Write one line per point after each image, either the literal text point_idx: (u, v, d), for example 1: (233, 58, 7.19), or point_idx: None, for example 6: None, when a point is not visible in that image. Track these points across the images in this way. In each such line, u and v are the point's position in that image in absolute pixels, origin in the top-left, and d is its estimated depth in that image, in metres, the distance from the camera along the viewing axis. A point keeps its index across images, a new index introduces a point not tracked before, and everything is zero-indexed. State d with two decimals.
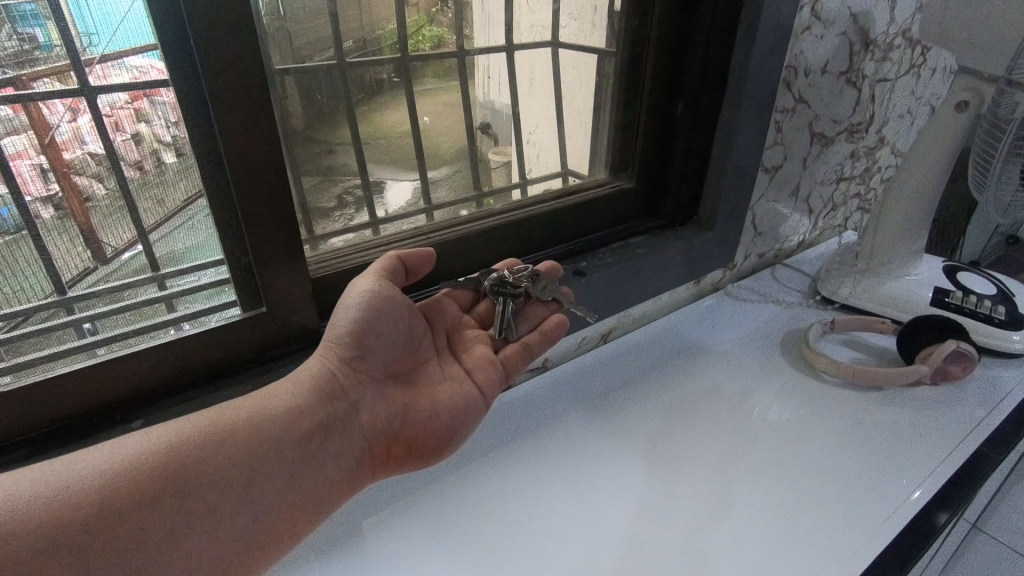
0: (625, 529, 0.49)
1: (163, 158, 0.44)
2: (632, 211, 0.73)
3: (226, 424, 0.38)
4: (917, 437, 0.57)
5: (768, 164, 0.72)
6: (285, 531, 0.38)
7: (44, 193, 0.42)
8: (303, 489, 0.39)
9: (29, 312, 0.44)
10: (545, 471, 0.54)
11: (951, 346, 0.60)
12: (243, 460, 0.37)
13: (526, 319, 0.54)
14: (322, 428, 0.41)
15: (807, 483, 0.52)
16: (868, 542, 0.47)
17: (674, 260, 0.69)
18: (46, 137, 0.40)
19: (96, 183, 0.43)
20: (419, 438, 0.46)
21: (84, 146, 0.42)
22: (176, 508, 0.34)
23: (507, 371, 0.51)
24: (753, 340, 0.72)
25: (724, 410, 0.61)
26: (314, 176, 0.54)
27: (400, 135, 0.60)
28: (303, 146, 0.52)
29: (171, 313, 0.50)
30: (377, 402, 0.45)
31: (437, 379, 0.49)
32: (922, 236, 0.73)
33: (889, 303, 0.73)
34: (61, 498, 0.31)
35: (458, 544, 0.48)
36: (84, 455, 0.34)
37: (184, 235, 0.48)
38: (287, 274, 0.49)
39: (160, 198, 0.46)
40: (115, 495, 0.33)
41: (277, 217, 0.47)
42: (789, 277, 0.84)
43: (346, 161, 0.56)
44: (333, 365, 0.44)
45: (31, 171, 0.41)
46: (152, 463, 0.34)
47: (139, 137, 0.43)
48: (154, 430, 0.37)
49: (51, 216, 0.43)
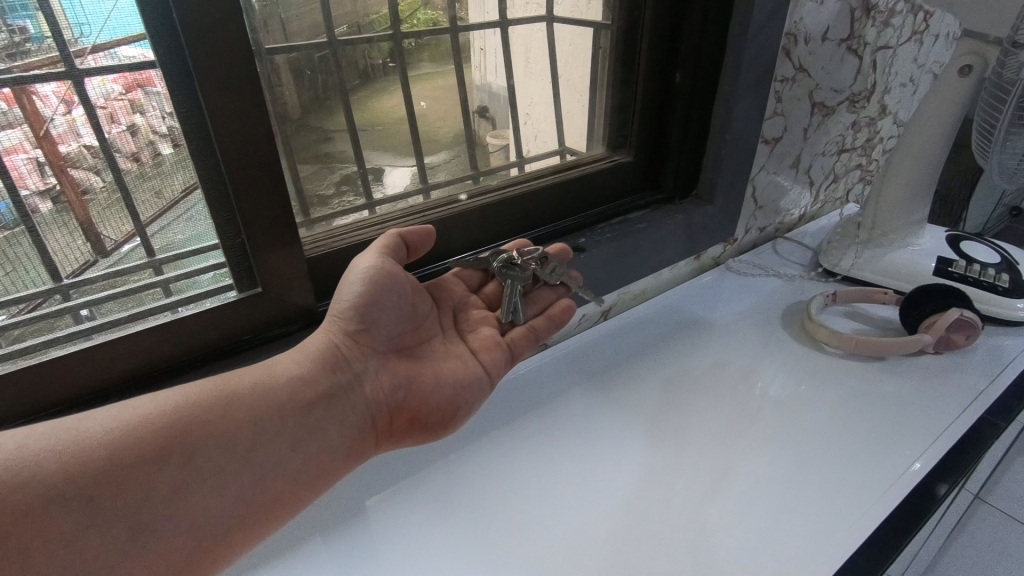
0: (625, 502, 0.49)
1: (160, 149, 0.44)
2: (631, 188, 0.72)
3: (232, 390, 0.38)
4: (918, 407, 0.57)
5: (768, 136, 0.71)
6: (288, 496, 0.38)
7: (41, 186, 0.41)
8: (306, 456, 0.39)
9: (36, 297, 0.44)
10: (544, 448, 0.54)
11: (955, 314, 0.59)
12: (245, 425, 0.37)
13: (533, 302, 0.54)
14: (324, 398, 0.41)
15: (806, 449, 0.53)
16: (870, 508, 0.47)
17: (674, 236, 0.68)
18: (41, 130, 0.40)
19: (94, 175, 0.43)
20: (421, 409, 0.45)
21: (80, 139, 0.42)
22: (179, 469, 0.34)
23: (513, 353, 0.51)
24: (755, 314, 0.71)
25: (727, 387, 0.61)
26: (313, 163, 0.54)
27: (396, 120, 0.58)
28: (301, 134, 0.52)
29: (168, 297, 0.49)
30: (380, 373, 0.45)
31: (440, 356, 0.49)
32: (923, 207, 0.72)
33: (892, 274, 0.73)
34: (71, 452, 0.32)
35: (459, 521, 0.48)
36: (95, 414, 0.34)
37: (184, 225, 0.47)
38: (284, 256, 0.49)
39: (158, 188, 0.45)
40: (123, 452, 0.33)
41: (271, 198, 0.46)
42: (790, 250, 0.83)
43: (344, 148, 0.55)
44: (338, 338, 0.44)
45: (27, 164, 0.40)
46: (159, 424, 0.35)
47: (134, 129, 0.43)
48: (161, 393, 0.37)
49: (49, 210, 0.42)
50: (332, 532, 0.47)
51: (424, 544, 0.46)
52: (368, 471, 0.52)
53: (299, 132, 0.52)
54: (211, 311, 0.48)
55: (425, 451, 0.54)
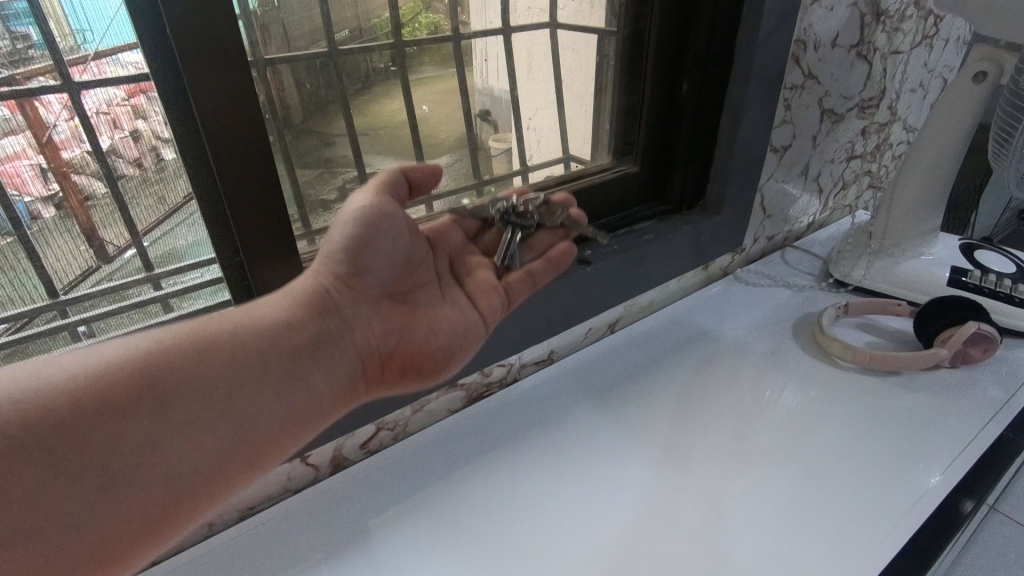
0: (635, 523, 0.47)
1: (163, 154, 0.43)
2: (640, 197, 0.70)
3: (210, 334, 0.34)
4: (934, 424, 0.55)
5: (776, 144, 0.69)
6: (272, 447, 0.35)
7: (44, 193, 0.41)
8: (293, 403, 0.36)
9: (26, 317, 0.43)
10: (551, 466, 0.53)
11: (972, 329, 0.58)
12: (229, 371, 0.34)
13: (531, 248, 0.51)
14: (312, 344, 0.38)
15: (821, 469, 0.51)
16: (887, 533, 0.45)
17: (684, 246, 0.66)
18: (44, 136, 0.40)
19: (96, 182, 0.42)
20: (413, 357, 0.45)
21: (82, 145, 0.41)
22: (152, 417, 0.31)
23: (510, 298, 0.49)
24: (765, 326, 0.70)
25: (737, 401, 0.59)
26: (314, 168, 0.52)
27: (398, 124, 0.58)
28: (302, 140, 0.50)
29: (167, 312, 0.48)
30: (373, 319, 0.42)
31: (434, 303, 0.47)
32: (935, 216, 0.71)
33: (904, 285, 0.71)
34: (29, 400, 0.28)
35: (466, 547, 0.46)
36: (57, 359, 0.30)
37: (186, 232, 0.46)
38: (283, 271, 0.47)
39: (160, 195, 0.44)
40: (86, 400, 0.29)
41: (270, 214, 0.45)
42: (799, 259, 0.82)
43: (345, 152, 0.54)
44: (328, 283, 0.41)
45: (30, 171, 0.40)
46: (129, 369, 0.31)
47: (138, 135, 0.42)
48: (132, 336, 0.33)
49: (53, 216, 0.42)
50: (334, 558, 0.45)
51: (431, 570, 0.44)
52: (371, 494, 0.51)
53: (300, 139, 0.50)
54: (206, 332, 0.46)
55: (429, 473, 0.53)
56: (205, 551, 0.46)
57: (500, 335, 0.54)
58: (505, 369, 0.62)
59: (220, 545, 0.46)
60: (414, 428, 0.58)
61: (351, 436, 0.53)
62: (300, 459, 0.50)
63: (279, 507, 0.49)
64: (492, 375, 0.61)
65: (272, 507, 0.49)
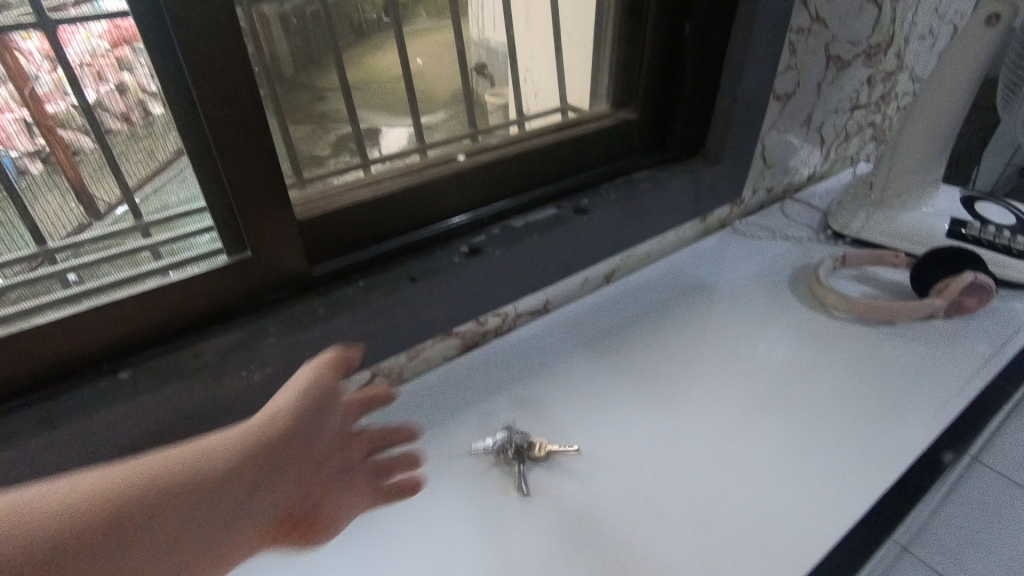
0: (628, 468, 0.48)
1: (151, 108, 0.41)
2: (638, 145, 0.69)
3: (196, 452, 0.32)
4: (926, 372, 0.56)
5: (779, 91, 0.68)
6: (273, 514, 0.35)
7: (30, 147, 0.39)
8: (291, 482, 0.36)
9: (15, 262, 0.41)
10: (546, 412, 0.54)
11: (967, 278, 0.58)
12: (238, 463, 0.33)
13: (383, 462, 0.45)
14: (290, 454, 0.36)
15: (811, 417, 0.52)
16: (872, 481, 0.46)
17: (683, 195, 0.65)
18: (26, 89, 0.37)
19: (82, 137, 0.40)
20: (356, 464, 0.44)
21: (67, 98, 0.39)
22: (171, 515, 0.29)
23: (390, 471, 0.45)
24: (762, 277, 0.70)
25: (732, 353, 0.60)
26: (308, 124, 0.51)
27: (394, 79, 0.55)
28: (295, 93, 0.49)
29: (158, 262, 0.46)
30: (314, 442, 0.39)
31: (338, 452, 0.43)
32: (935, 167, 0.70)
33: (903, 236, 0.71)
34: (26, 533, 0.25)
35: (460, 493, 0.47)
36: (40, 492, 0.27)
37: (177, 187, 0.44)
38: (277, 221, 0.45)
39: (150, 149, 0.42)
40: (91, 521, 0.27)
41: (259, 158, 0.42)
42: (799, 211, 0.81)
43: (339, 107, 0.52)
44: (292, 403, 0.37)
45: (14, 124, 0.38)
46: (138, 487, 0.29)
47: (123, 87, 0.40)
48: (96, 473, 0.29)
49: (40, 171, 0.40)
50: None
51: (430, 514, 0.45)
52: None
53: (291, 92, 0.49)
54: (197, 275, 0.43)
55: (425, 419, 0.53)
56: None
57: (497, 284, 0.54)
58: (501, 318, 0.62)
59: None
60: (410, 376, 0.57)
61: (345, 382, 0.53)
62: None
63: None
64: (487, 323, 0.61)
65: None
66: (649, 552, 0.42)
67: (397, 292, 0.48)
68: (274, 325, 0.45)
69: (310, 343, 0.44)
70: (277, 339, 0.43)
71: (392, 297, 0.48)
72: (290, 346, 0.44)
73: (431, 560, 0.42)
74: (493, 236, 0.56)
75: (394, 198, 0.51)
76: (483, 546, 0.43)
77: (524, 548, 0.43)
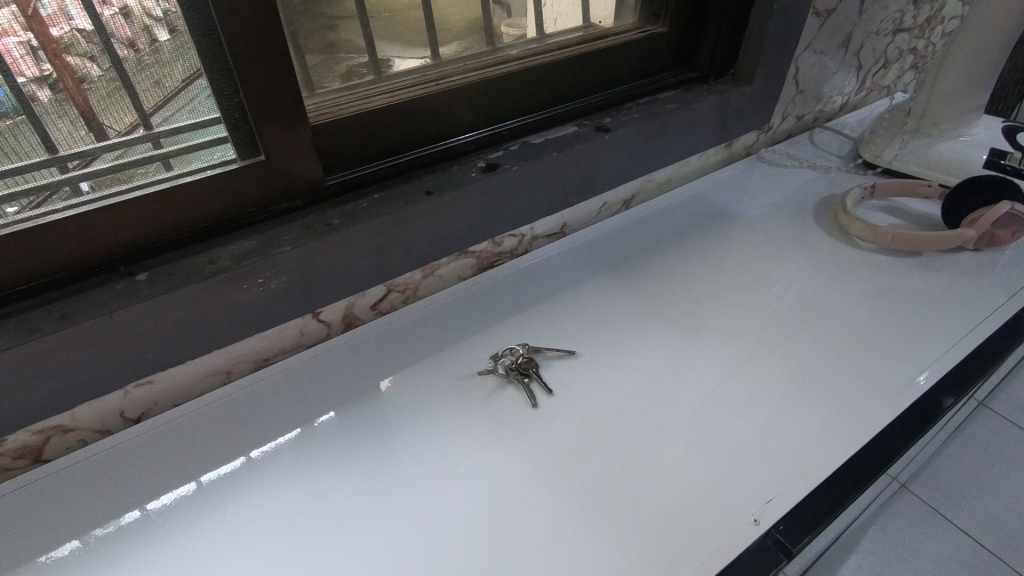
0: (642, 383, 0.48)
1: (157, 35, 0.38)
2: (665, 61, 0.65)
3: None
4: (949, 301, 0.55)
5: (819, 7, 0.64)
6: None
7: (37, 73, 0.36)
8: None
9: (22, 174, 0.38)
10: (560, 331, 0.54)
11: (1005, 209, 0.57)
12: None
13: None
14: None
15: (828, 343, 0.51)
16: (888, 404, 0.46)
17: (709, 118, 0.62)
18: (29, 8, 0.34)
19: (90, 63, 0.37)
20: None
21: (72, 22, 0.36)
22: None
23: None
24: (785, 206, 0.68)
25: (752, 281, 0.58)
26: (320, 54, 0.47)
27: (405, 7, 0.50)
28: (306, 20, 0.45)
29: (170, 172, 0.42)
30: None
31: None
32: (980, 95, 0.69)
33: (937, 166, 0.68)
34: None
35: (470, 407, 0.47)
36: None
37: (187, 117, 0.41)
38: (291, 134, 0.43)
39: (158, 78, 0.39)
40: None
41: (275, 61, 0.40)
42: (829, 140, 0.78)
43: (351, 36, 0.48)
44: None
45: (20, 49, 0.35)
46: None
47: (128, 11, 0.37)
48: None
49: (49, 98, 0.37)
50: (345, 408, 0.47)
51: (436, 426, 0.46)
52: (381, 353, 0.52)
53: (304, 19, 0.45)
54: (209, 176, 0.42)
55: (437, 336, 0.54)
56: (223, 396, 0.47)
57: (514, 202, 0.53)
58: (516, 240, 0.61)
59: (236, 393, 0.48)
60: (425, 293, 0.58)
61: (362, 295, 0.53)
62: (312, 314, 0.50)
63: (295, 358, 0.50)
64: (503, 244, 0.60)
65: (287, 359, 0.51)
66: (653, 464, 0.42)
67: (413, 205, 0.47)
68: (288, 233, 0.44)
69: (324, 250, 0.44)
70: (292, 247, 0.43)
71: (408, 209, 0.47)
72: (305, 254, 0.43)
73: (440, 465, 0.43)
74: (509, 151, 0.54)
75: (411, 104, 0.50)
76: (489, 455, 0.43)
77: (528, 459, 0.43)
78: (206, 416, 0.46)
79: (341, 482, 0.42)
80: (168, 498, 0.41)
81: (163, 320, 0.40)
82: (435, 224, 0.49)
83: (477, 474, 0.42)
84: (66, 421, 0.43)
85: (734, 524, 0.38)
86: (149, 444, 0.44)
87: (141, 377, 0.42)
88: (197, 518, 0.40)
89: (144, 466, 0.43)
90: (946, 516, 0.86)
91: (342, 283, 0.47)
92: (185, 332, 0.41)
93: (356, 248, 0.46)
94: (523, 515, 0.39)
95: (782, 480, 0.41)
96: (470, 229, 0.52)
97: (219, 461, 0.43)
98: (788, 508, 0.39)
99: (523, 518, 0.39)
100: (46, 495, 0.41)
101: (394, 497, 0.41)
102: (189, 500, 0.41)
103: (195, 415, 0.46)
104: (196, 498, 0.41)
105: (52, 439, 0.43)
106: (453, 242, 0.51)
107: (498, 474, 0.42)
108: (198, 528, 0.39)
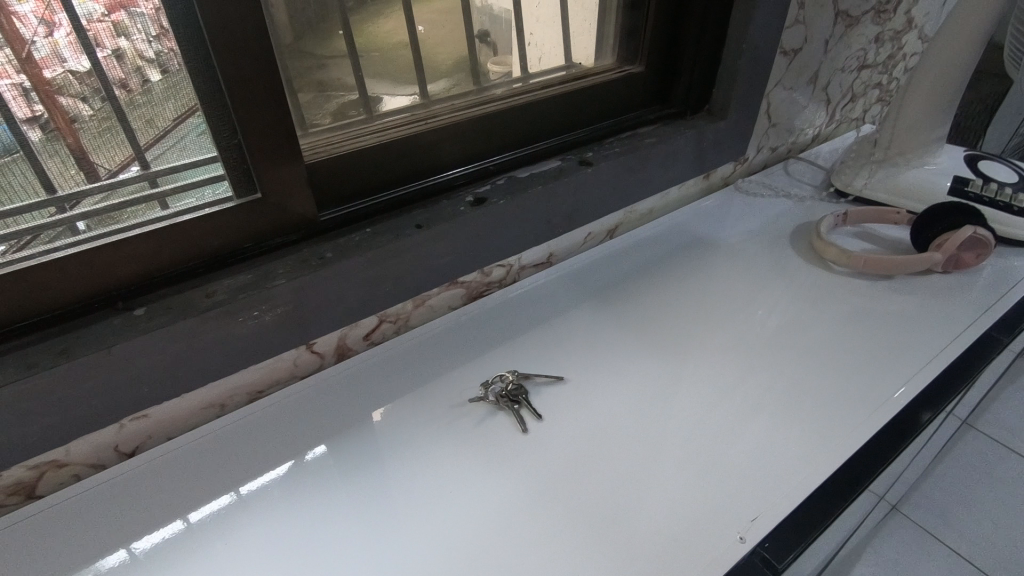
0: (627, 408, 0.49)
1: (148, 75, 0.39)
2: (642, 99, 0.68)
3: None
4: (923, 322, 0.57)
5: (786, 46, 0.68)
6: None
7: (28, 113, 0.37)
8: None
9: (20, 213, 0.39)
10: (549, 358, 0.55)
11: (968, 233, 0.59)
12: None
13: None
14: None
15: (807, 365, 0.53)
16: (866, 423, 0.47)
17: (686, 150, 0.65)
18: (23, 52, 0.35)
19: (82, 103, 0.39)
20: None
21: (65, 64, 0.37)
22: None
23: None
24: (763, 233, 0.71)
25: (733, 306, 0.60)
26: (311, 91, 0.49)
27: (397, 46, 0.53)
28: (298, 61, 0.47)
29: (165, 211, 0.44)
30: None
31: None
32: (942, 125, 0.72)
33: (905, 193, 0.72)
34: None
35: (461, 435, 0.48)
36: None
37: (179, 155, 0.43)
38: (284, 171, 0.45)
39: (149, 117, 0.41)
40: None
41: (270, 105, 0.42)
42: (802, 170, 0.82)
43: (343, 74, 0.50)
44: None
45: (11, 91, 0.36)
46: None
47: (120, 54, 0.38)
48: None
49: (41, 138, 0.38)
50: (339, 440, 0.48)
51: (428, 455, 0.46)
52: (373, 384, 0.53)
53: (296, 60, 0.47)
54: (205, 214, 0.44)
55: (429, 365, 0.55)
56: (214, 430, 0.48)
57: (502, 233, 0.55)
58: (505, 269, 0.63)
59: (226, 427, 0.48)
60: (417, 323, 0.59)
61: (355, 326, 0.54)
62: (306, 346, 0.51)
63: (288, 390, 0.51)
64: (491, 275, 0.62)
65: (280, 391, 0.51)
66: (640, 488, 0.43)
67: (404, 238, 0.49)
68: (283, 266, 0.46)
69: (318, 283, 0.45)
70: (286, 280, 0.44)
71: (399, 241, 0.49)
72: (299, 286, 0.44)
73: (431, 494, 0.43)
74: (496, 186, 0.56)
75: (402, 143, 0.52)
76: (481, 481, 0.44)
77: (518, 484, 0.44)
78: (197, 451, 0.46)
79: (334, 512, 0.42)
80: (156, 537, 0.41)
81: (160, 354, 0.41)
82: (426, 256, 0.51)
83: (469, 500, 0.43)
84: (61, 456, 0.43)
85: (721, 543, 0.39)
86: (139, 481, 0.44)
87: (136, 410, 0.43)
88: (191, 552, 0.40)
89: (135, 503, 0.43)
90: (936, 537, 0.87)
91: (335, 315, 0.48)
92: (180, 365, 0.42)
93: (349, 281, 0.47)
94: (514, 540, 0.40)
95: (766, 499, 0.42)
96: (460, 260, 0.53)
97: (210, 496, 0.43)
98: (773, 526, 0.40)
99: (513, 544, 0.40)
100: (39, 533, 0.40)
101: (386, 527, 0.41)
102: (178, 539, 0.41)
103: (186, 451, 0.46)
104: (186, 537, 0.41)
105: (46, 475, 0.43)
106: (444, 273, 0.53)
107: (488, 500, 0.43)
108: (191, 565, 0.39)
